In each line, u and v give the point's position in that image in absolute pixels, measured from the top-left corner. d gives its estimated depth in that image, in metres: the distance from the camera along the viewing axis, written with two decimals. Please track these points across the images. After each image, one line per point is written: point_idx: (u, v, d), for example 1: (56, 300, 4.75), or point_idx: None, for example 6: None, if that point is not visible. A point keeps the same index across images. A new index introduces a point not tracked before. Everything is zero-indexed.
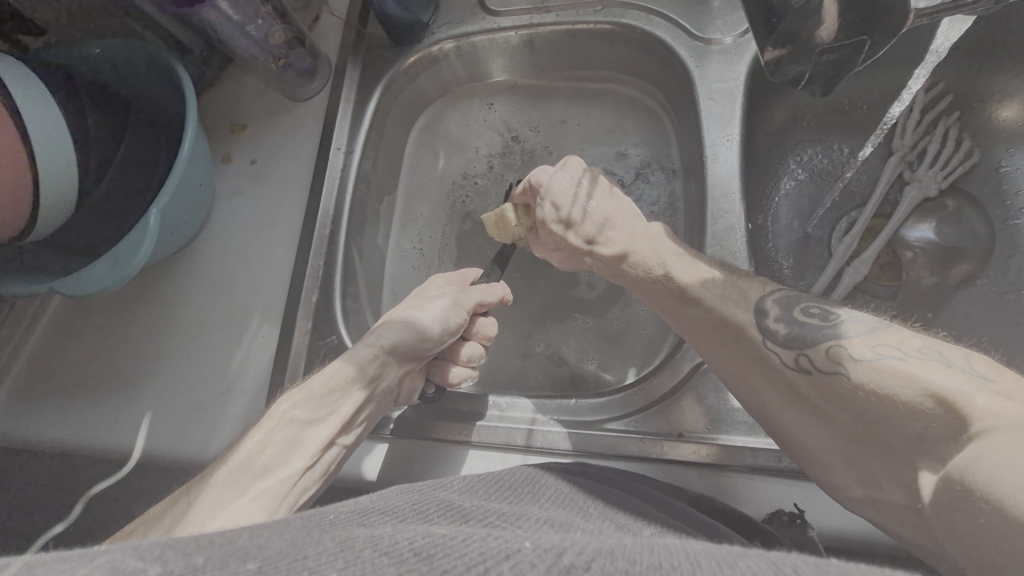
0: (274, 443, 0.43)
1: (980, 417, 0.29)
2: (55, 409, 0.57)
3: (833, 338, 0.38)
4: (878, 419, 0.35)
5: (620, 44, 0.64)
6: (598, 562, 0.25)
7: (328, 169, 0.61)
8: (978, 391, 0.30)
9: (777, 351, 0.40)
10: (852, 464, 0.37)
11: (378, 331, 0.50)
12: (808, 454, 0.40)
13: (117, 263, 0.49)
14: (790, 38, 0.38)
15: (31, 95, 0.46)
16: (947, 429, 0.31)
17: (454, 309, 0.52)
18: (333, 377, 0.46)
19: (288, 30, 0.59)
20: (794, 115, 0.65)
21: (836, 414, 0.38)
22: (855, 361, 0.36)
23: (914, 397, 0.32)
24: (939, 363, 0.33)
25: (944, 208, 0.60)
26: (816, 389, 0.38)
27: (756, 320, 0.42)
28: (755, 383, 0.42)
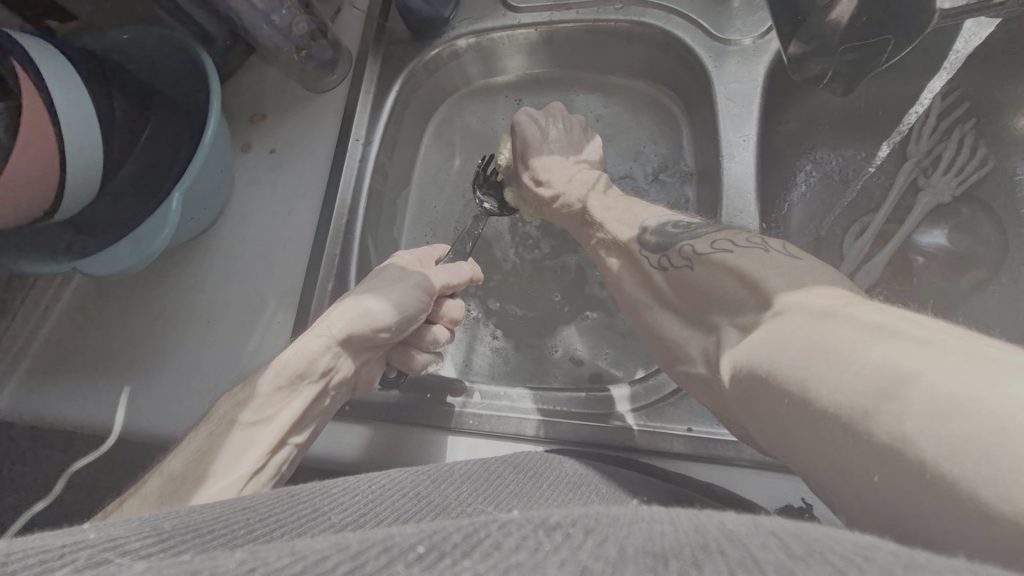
0: (219, 453, 0.42)
1: (785, 304, 0.33)
2: (71, 392, 0.58)
3: (687, 239, 0.42)
4: (710, 303, 0.38)
5: (638, 42, 0.64)
6: (582, 520, 0.26)
7: (346, 159, 0.62)
8: (801, 283, 0.34)
9: (647, 256, 0.45)
10: (677, 343, 0.41)
11: (328, 322, 0.47)
12: (661, 344, 0.43)
13: (139, 243, 0.49)
14: (814, 37, 0.38)
15: (67, 85, 0.47)
16: (762, 312, 0.34)
17: (407, 300, 0.49)
18: (277, 375, 0.45)
19: (311, 21, 0.59)
20: (810, 118, 0.65)
21: (678, 303, 0.42)
22: (697, 256, 0.40)
23: (741, 291, 0.36)
24: (763, 254, 0.37)
25: (959, 214, 0.60)
26: (671, 281, 0.42)
27: (639, 236, 0.47)
28: (625, 274, 0.47)
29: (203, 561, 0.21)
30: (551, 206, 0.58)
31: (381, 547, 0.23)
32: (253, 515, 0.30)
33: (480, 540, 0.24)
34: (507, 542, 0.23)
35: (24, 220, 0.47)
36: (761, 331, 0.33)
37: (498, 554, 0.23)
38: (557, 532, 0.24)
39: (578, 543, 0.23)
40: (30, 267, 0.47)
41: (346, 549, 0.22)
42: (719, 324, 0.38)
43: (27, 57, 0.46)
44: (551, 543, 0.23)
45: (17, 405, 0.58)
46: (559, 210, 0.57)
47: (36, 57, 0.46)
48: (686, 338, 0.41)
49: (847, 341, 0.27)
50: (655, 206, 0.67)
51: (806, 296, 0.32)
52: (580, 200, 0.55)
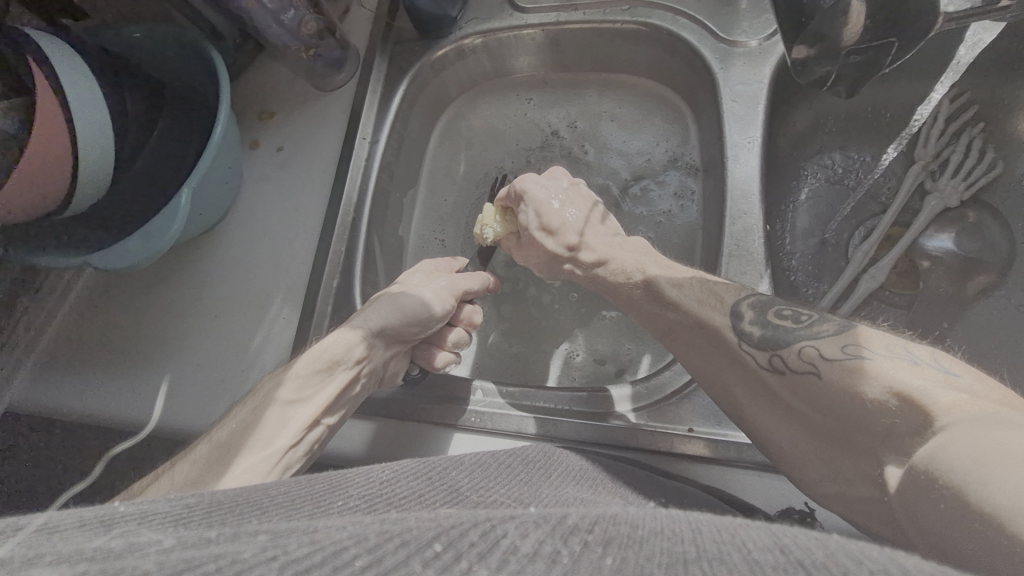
0: (258, 425, 0.43)
1: (944, 413, 0.29)
2: (79, 382, 0.59)
3: (805, 339, 0.39)
4: (844, 413, 0.35)
5: (644, 43, 0.65)
6: (600, 526, 0.26)
7: (353, 157, 0.63)
8: (955, 390, 0.30)
9: (753, 355, 0.41)
10: (824, 463, 0.38)
11: (364, 314, 0.50)
12: (784, 442, 0.41)
13: (150, 237, 0.50)
14: (819, 40, 0.38)
15: (82, 87, 0.47)
16: (915, 428, 0.31)
17: (442, 292, 0.53)
18: (317, 359, 0.46)
19: (320, 20, 0.60)
20: (816, 120, 0.65)
21: (810, 413, 0.38)
22: (825, 361, 0.36)
23: (888, 408, 0.32)
24: (911, 363, 0.33)
25: (964, 219, 0.59)
26: (788, 385, 0.39)
27: (732, 324, 0.43)
28: (726, 374, 0.44)
29: (207, 547, 0.22)
30: (590, 278, 0.54)
31: (397, 542, 0.23)
32: (271, 495, 0.31)
33: (497, 539, 0.24)
34: (524, 546, 0.23)
35: (39, 213, 0.48)
36: (918, 440, 0.30)
37: (512, 561, 0.23)
38: (574, 537, 0.25)
39: (596, 558, 0.23)
40: (45, 262, 0.49)
41: (364, 543, 0.23)
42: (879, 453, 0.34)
43: (39, 52, 0.47)
44: (569, 554, 0.23)
45: (28, 394, 0.59)
46: (604, 282, 0.53)
47: (48, 52, 0.47)
48: (818, 443, 0.38)
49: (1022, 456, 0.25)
50: (659, 207, 0.67)
51: (967, 404, 0.29)
52: (640, 268, 0.50)
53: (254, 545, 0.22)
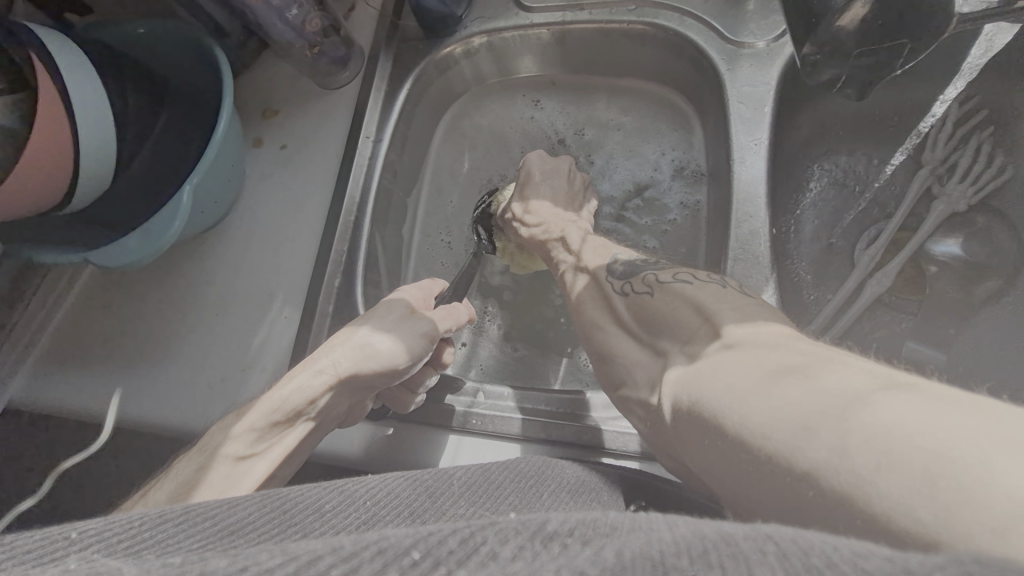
0: (206, 484, 0.39)
1: (735, 333, 0.36)
2: (78, 380, 0.59)
3: (649, 271, 0.46)
4: (665, 326, 0.41)
5: (651, 44, 0.64)
6: (580, 528, 0.25)
7: (357, 157, 0.62)
8: (750, 318, 0.36)
9: (612, 283, 0.47)
10: (627, 368, 0.43)
11: (334, 358, 0.46)
12: (603, 358, 0.46)
13: (149, 235, 0.50)
14: (828, 42, 0.37)
15: (84, 79, 0.47)
16: (709, 341, 0.37)
17: (420, 339, 0.49)
18: (274, 412, 0.43)
19: (325, 18, 0.60)
20: (823, 123, 0.65)
21: (637, 330, 0.44)
22: (658, 284, 0.44)
23: (693, 322, 0.39)
24: (718, 289, 0.41)
25: (974, 223, 0.58)
26: (629, 308, 0.45)
27: (607, 266, 0.49)
28: (587, 306, 0.48)
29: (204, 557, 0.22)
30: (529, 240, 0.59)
31: (374, 550, 0.23)
32: (266, 515, 0.31)
33: (477, 546, 0.24)
34: (503, 551, 0.23)
35: (38, 210, 0.48)
36: (710, 350, 0.36)
37: (491, 563, 0.22)
38: (554, 541, 0.24)
39: (576, 548, 0.23)
40: (42, 257, 0.48)
41: (339, 551, 0.23)
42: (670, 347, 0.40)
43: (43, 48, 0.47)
44: (551, 550, 0.23)
45: (27, 392, 0.59)
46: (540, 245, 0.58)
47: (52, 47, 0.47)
48: (635, 358, 0.43)
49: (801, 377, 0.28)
50: (664, 209, 0.66)
51: (750, 326, 0.36)
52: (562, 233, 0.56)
53: (224, 560, 0.22)
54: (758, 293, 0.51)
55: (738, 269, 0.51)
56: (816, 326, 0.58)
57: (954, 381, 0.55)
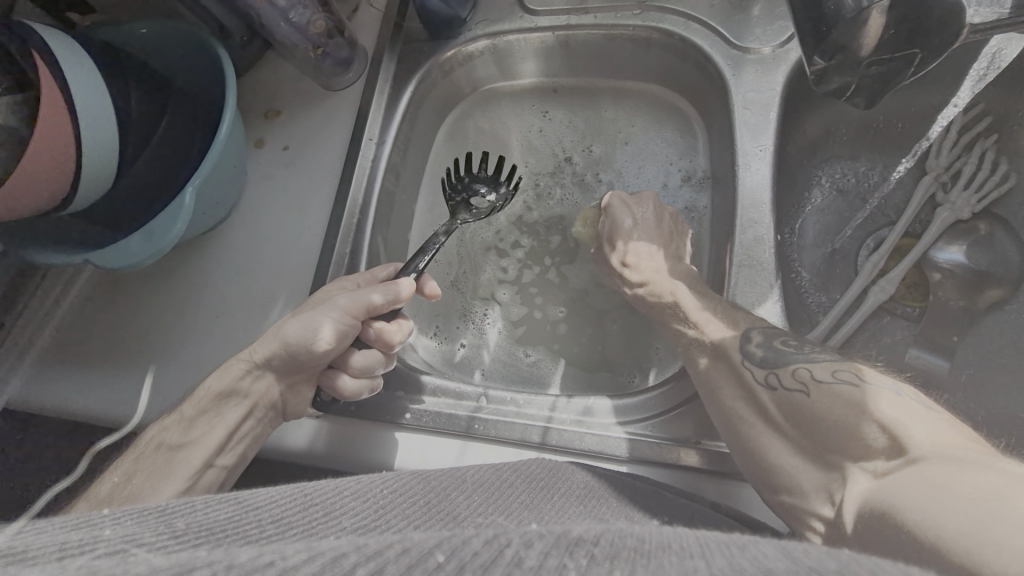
0: (143, 471, 0.46)
1: (918, 447, 0.33)
2: (76, 381, 0.58)
3: (801, 363, 0.43)
4: (826, 441, 0.39)
5: (655, 49, 0.64)
6: (605, 537, 0.26)
7: (360, 158, 0.62)
8: (933, 428, 0.34)
9: (752, 368, 0.44)
10: (791, 476, 0.40)
11: (253, 345, 0.50)
12: (749, 445, 0.43)
13: (152, 237, 0.50)
14: (837, 51, 0.37)
15: (83, 73, 0.47)
16: (891, 455, 0.35)
17: (331, 317, 0.48)
18: (199, 398, 0.48)
19: (328, 19, 0.60)
20: (827, 129, 0.65)
21: (795, 435, 0.41)
22: (814, 381, 0.41)
23: (873, 432, 0.36)
24: (893, 395, 0.38)
25: (976, 231, 0.58)
26: (783, 404, 0.42)
27: (740, 345, 0.46)
28: (719, 398, 0.46)
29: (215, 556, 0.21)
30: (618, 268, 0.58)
31: (399, 549, 0.23)
32: (264, 516, 0.30)
33: (501, 549, 0.24)
34: (529, 559, 0.23)
35: (41, 209, 0.47)
36: (892, 465, 0.34)
37: (518, 572, 0.22)
38: (579, 548, 0.25)
39: (602, 573, 0.23)
40: (42, 258, 0.48)
41: (363, 549, 0.22)
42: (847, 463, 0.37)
43: (34, 34, 0.46)
44: (576, 565, 0.23)
45: (23, 392, 0.58)
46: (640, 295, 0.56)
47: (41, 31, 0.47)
48: (799, 467, 0.40)
49: (970, 488, 0.28)
50: None
51: (934, 440, 0.33)
52: (672, 291, 0.53)
53: (248, 552, 0.21)
54: (761, 300, 0.51)
55: (743, 276, 0.51)
56: (819, 333, 0.58)
57: (957, 390, 0.54)
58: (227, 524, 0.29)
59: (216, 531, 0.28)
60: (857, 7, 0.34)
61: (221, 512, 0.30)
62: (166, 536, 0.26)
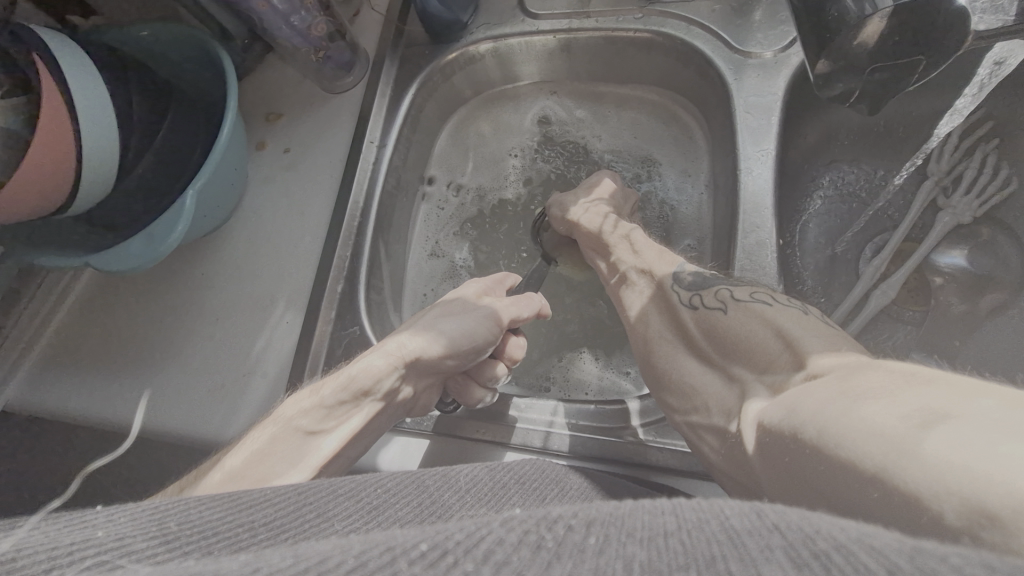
0: (280, 454, 0.41)
1: (821, 364, 0.34)
2: (76, 384, 0.58)
3: (723, 286, 0.46)
4: (733, 352, 0.42)
5: (657, 53, 0.64)
6: (584, 512, 0.26)
7: (361, 162, 0.62)
8: (837, 352, 0.35)
9: (680, 292, 0.47)
10: (693, 392, 0.42)
11: (398, 343, 0.48)
12: (667, 366, 0.45)
13: (152, 240, 0.49)
14: (843, 56, 0.37)
15: (82, 71, 0.46)
16: (789, 370, 0.36)
17: (480, 324, 0.51)
18: (342, 388, 0.44)
19: (330, 22, 0.59)
20: (828, 134, 0.65)
21: (704, 348, 0.44)
22: (733, 301, 0.44)
23: (774, 345, 0.39)
24: (799, 314, 0.40)
25: (978, 235, 0.58)
26: (700, 322, 0.45)
27: (674, 271, 0.49)
28: (648, 318, 0.49)
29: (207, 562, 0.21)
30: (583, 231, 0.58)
31: (383, 547, 0.22)
32: (256, 519, 0.30)
33: (483, 535, 0.23)
34: (509, 537, 0.23)
35: (39, 213, 0.47)
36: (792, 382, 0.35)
37: (499, 553, 0.22)
38: (559, 524, 0.24)
39: (579, 540, 0.23)
40: (40, 260, 0.48)
41: (348, 552, 0.22)
42: (744, 371, 0.40)
43: (36, 35, 0.47)
44: (554, 539, 0.23)
45: (24, 394, 0.58)
46: (586, 235, 0.58)
47: (39, 31, 0.47)
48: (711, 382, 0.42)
49: (897, 398, 0.26)
50: (669, 217, 0.66)
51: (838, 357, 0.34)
52: (626, 234, 0.55)
53: (235, 561, 0.21)
54: None
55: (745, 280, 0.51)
56: None
57: None
58: (214, 527, 0.28)
59: (204, 536, 0.27)
60: (861, 16, 0.35)
61: (218, 509, 0.30)
62: (158, 544, 0.26)
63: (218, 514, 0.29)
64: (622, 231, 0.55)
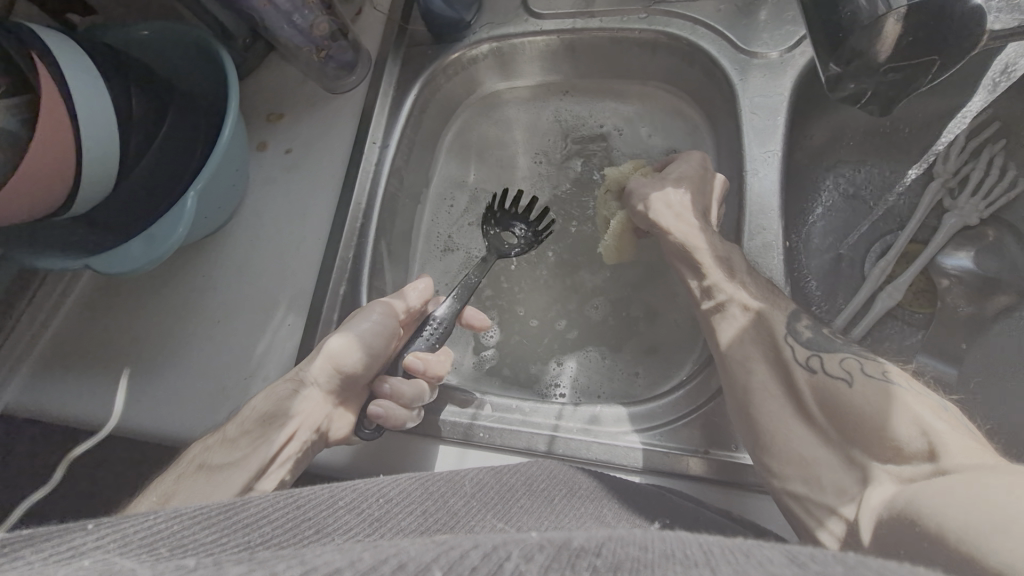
0: (191, 487, 0.44)
1: (950, 457, 0.35)
2: (75, 387, 0.58)
3: (849, 355, 0.44)
4: (861, 433, 0.40)
5: (661, 53, 0.63)
6: (608, 547, 0.26)
7: (363, 162, 0.61)
8: (969, 443, 0.36)
9: (795, 348, 0.44)
10: (803, 464, 0.41)
11: (297, 367, 0.51)
12: (773, 424, 0.42)
13: (153, 242, 0.49)
14: (855, 57, 0.37)
15: (86, 79, 0.46)
16: (921, 461, 0.36)
17: (363, 332, 0.51)
18: (250, 417, 0.48)
19: (332, 22, 0.59)
20: (834, 135, 0.64)
21: (823, 420, 0.42)
22: (861, 374, 0.42)
23: (906, 430, 0.38)
24: (936, 404, 0.39)
25: (984, 237, 0.58)
26: (815, 388, 0.43)
27: (787, 322, 0.46)
28: (754, 369, 0.45)
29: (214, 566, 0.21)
30: (669, 240, 0.54)
31: (398, 563, 0.22)
32: (253, 538, 0.29)
33: (501, 561, 0.23)
34: (529, 567, 0.23)
35: (39, 215, 0.47)
36: (919, 473, 0.36)
37: None
38: (582, 559, 0.24)
39: None
40: (40, 261, 0.48)
41: (359, 564, 0.22)
42: (863, 454, 0.39)
43: (37, 37, 0.46)
44: None
45: (23, 396, 0.58)
46: (674, 246, 0.53)
47: (40, 34, 0.46)
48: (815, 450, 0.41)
49: (984, 494, 0.30)
50: None
51: (974, 456, 0.34)
52: (721, 254, 0.50)
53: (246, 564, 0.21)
54: None
55: None
56: None
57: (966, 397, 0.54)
58: (210, 541, 0.28)
59: (202, 548, 0.27)
60: (874, 15, 0.35)
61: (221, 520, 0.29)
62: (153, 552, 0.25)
63: (224, 528, 0.29)
64: (717, 252, 0.50)
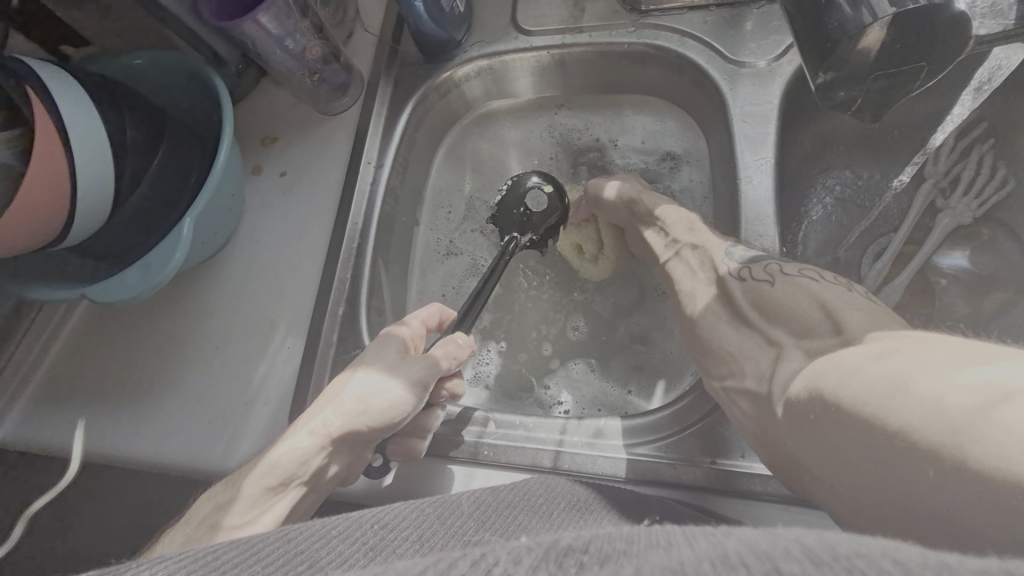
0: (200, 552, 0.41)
1: (867, 337, 0.36)
2: (72, 418, 0.57)
3: (771, 260, 0.47)
4: (783, 321, 0.43)
5: (651, 65, 0.64)
6: (596, 544, 0.25)
7: (359, 182, 0.62)
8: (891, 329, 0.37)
9: (729, 264, 0.49)
10: (730, 358, 0.45)
11: (319, 420, 0.46)
12: (718, 344, 0.46)
13: (150, 269, 0.49)
14: (841, 63, 0.37)
15: (80, 108, 0.46)
16: (831, 337, 0.39)
17: (401, 396, 0.47)
18: (266, 476, 0.44)
19: (324, 45, 0.60)
20: (824, 140, 0.65)
21: (755, 322, 0.45)
22: (782, 275, 0.46)
23: (816, 314, 0.41)
24: (843, 291, 0.43)
25: (979, 236, 0.58)
26: (747, 295, 0.46)
27: (725, 250, 0.50)
28: (697, 293, 0.50)
29: None
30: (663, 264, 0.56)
31: None
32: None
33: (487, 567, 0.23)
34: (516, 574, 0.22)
35: (36, 245, 0.47)
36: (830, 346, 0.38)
37: None
38: (570, 559, 0.23)
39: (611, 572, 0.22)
40: (36, 292, 0.48)
41: None
42: (786, 338, 0.42)
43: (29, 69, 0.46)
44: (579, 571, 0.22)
45: (20, 428, 0.57)
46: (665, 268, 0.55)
47: (41, 71, 0.46)
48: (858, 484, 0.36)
49: (912, 374, 0.29)
50: None
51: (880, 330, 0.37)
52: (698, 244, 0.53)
53: None
54: None
55: None
56: None
57: None
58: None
59: None
60: (861, 26, 0.34)
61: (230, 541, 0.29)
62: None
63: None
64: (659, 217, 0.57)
